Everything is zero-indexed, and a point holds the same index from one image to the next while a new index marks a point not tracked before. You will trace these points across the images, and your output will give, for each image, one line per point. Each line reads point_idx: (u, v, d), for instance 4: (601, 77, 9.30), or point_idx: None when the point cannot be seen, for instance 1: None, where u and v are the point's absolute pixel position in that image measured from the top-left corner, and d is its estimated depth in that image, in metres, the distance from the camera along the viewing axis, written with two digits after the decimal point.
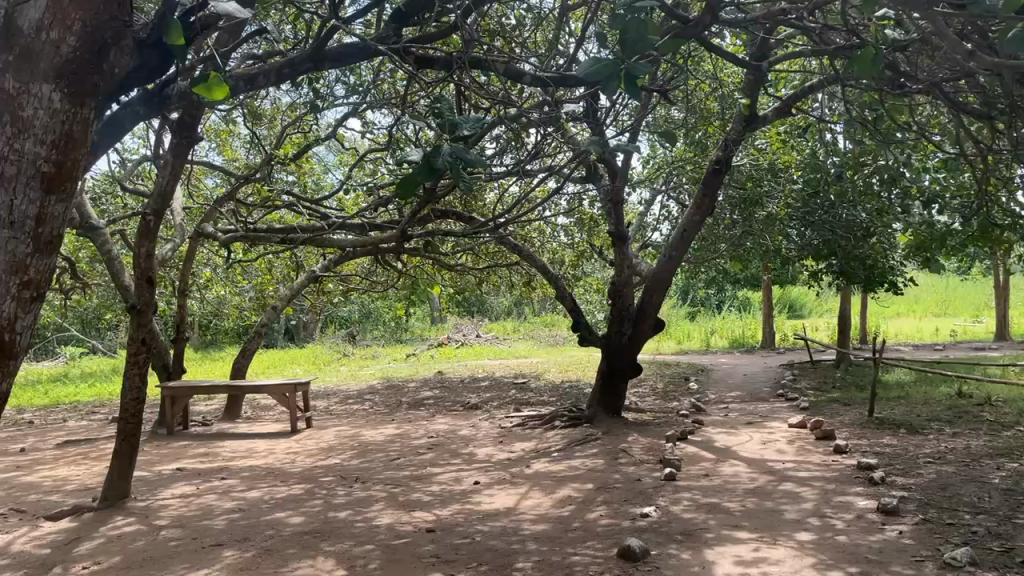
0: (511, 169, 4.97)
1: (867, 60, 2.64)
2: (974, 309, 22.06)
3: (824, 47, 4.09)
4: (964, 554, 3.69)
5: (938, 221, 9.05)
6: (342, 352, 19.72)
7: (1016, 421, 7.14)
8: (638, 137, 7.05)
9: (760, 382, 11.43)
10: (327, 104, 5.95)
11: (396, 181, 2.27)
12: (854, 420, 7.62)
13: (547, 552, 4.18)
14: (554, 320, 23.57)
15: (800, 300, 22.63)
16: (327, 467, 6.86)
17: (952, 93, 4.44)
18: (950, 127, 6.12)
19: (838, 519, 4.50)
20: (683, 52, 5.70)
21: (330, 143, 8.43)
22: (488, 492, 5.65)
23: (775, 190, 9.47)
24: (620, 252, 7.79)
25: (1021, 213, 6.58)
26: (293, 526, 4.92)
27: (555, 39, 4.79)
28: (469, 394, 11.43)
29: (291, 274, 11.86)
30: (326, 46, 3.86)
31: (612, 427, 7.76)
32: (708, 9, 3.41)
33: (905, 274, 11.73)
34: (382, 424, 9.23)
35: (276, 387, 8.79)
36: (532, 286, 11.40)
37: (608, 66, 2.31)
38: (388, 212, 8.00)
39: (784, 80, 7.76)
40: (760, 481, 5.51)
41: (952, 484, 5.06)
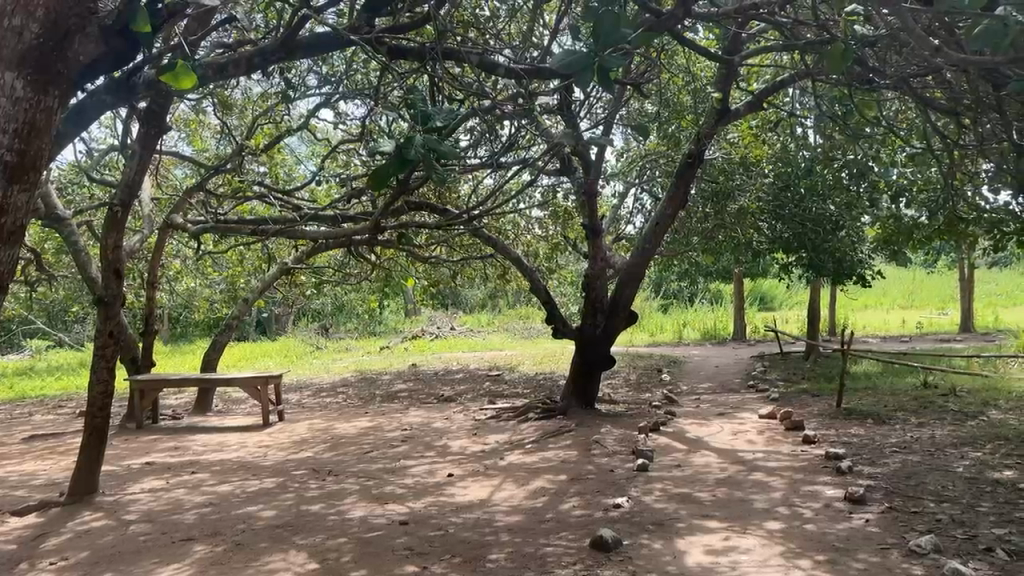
0: (485, 162, 4.96)
1: (837, 56, 2.68)
2: (939, 301, 22.54)
3: (793, 42, 4.13)
4: (928, 541, 3.77)
5: (905, 215, 9.18)
6: (315, 344, 19.58)
7: (979, 411, 7.30)
8: (611, 130, 7.08)
9: (731, 373, 11.57)
10: (300, 94, 5.89)
11: (368, 173, 2.23)
12: (822, 410, 7.74)
13: (520, 543, 4.20)
14: (528, 312, 23.64)
15: (771, 292, 22.94)
16: (299, 461, 6.82)
17: (920, 89, 4.49)
18: (917, 122, 6.22)
19: (806, 508, 4.58)
20: (656, 46, 5.72)
21: (302, 134, 8.34)
22: (462, 484, 5.66)
23: (746, 183, 9.56)
24: (594, 245, 7.82)
25: (986, 207, 6.70)
26: (265, 519, 4.89)
27: (530, 31, 4.77)
28: (443, 386, 11.42)
29: (262, 266, 11.74)
30: (298, 35, 3.81)
31: (585, 419, 7.80)
32: (680, 3, 3.41)
33: (873, 268, 11.89)
34: (355, 417, 9.19)
35: (247, 380, 8.70)
36: (506, 278, 11.41)
37: (582, 59, 2.31)
38: (362, 204, 7.95)
39: (756, 75, 7.82)
40: (730, 471, 5.59)
41: (918, 472, 5.16)
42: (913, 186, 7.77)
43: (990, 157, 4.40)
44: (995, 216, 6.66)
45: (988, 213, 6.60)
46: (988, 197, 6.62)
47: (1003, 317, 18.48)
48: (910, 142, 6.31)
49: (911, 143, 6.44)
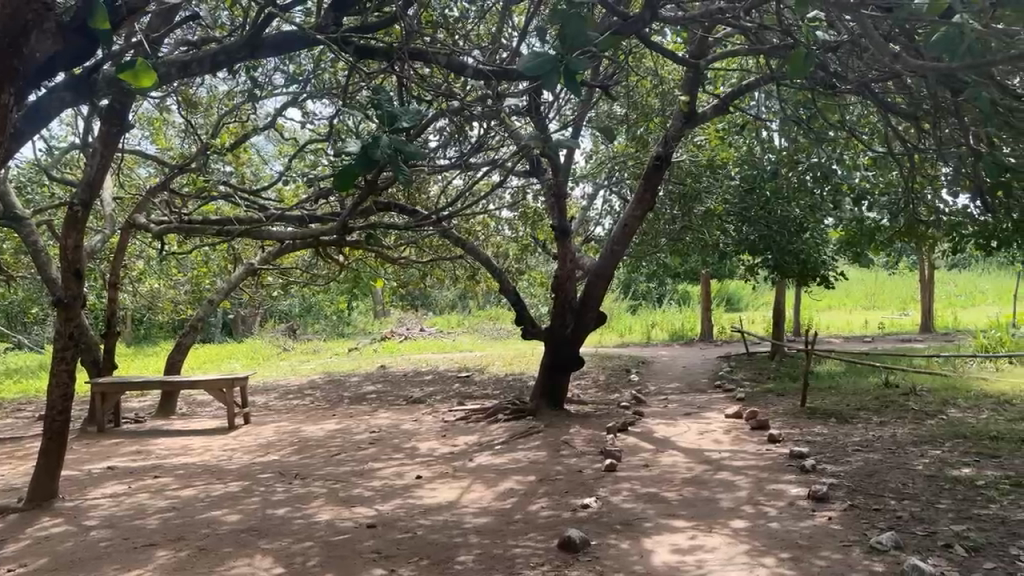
0: (454, 163, 4.95)
1: (799, 61, 2.71)
2: (901, 301, 23.00)
3: (758, 47, 4.18)
4: (889, 538, 3.84)
5: (868, 217, 9.35)
6: (282, 345, 19.36)
7: (938, 410, 7.47)
8: (580, 132, 7.11)
9: (698, 373, 11.69)
10: (266, 93, 5.83)
11: (334, 173, 2.20)
12: (787, 410, 7.85)
13: (488, 545, 4.19)
14: (498, 314, 23.65)
15: (737, 293, 23.20)
16: (265, 464, 6.74)
17: (881, 94, 4.57)
18: (879, 126, 6.33)
19: (771, 506, 4.64)
20: (623, 48, 5.75)
21: (268, 133, 8.25)
22: (430, 486, 5.63)
23: (713, 186, 9.67)
24: (563, 246, 7.85)
25: (945, 210, 6.84)
26: (230, 524, 4.82)
27: (498, 32, 4.76)
28: (411, 388, 11.37)
29: (228, 267, 11.58)
30: (263, 34, 3.77)
31: (554, 419, 7.82)
32: (647, 6, 3.42)
33: (837, 270, 12.09)
34: (323, 419, 9.11)
35: (212, 383, 8.58)
36: (476, 279, 11.40)
37: (548, 62, 2.30)
38: (330, 205, 7.89)
39: (722, 78, 7.92)
40: (697, 470, 5.64)
41: (879, 470, 5.26)
42: (875, 189, 7.91)
43: (949, 162, 4.46)
44: (954, 219, 6.80)
45: (947, 216, 6.74)
46: (947, 201, 6.76)
47: (961, 318, 18.89)
48: (871, 145, 6.42)
49: (873, 146, 6.56)
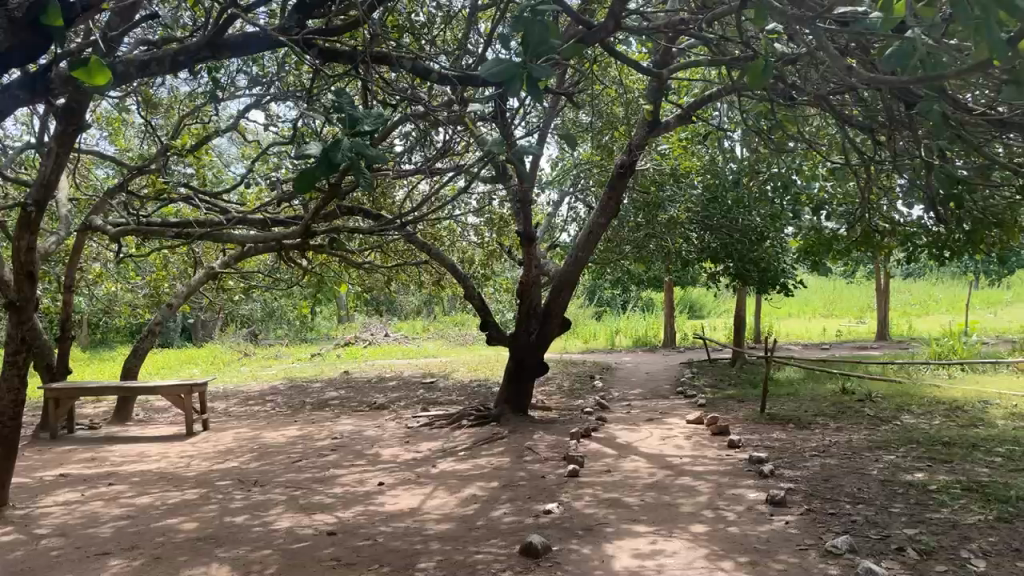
0: (419, 168, 4.94)
1: (757, 73, 2.74)
2: (858, 310, 23.46)
3: (720, 58, 4.23)
4: (844, 542, 3.92)
5: (825, 227, 9.54)
6: (243, 351, 19.08)
7: (893, 416, 7.63)
8: (545, 140, 7.14)
9: (661, 379, 11.79)
10: (229, 95, 5.75)
11: (293, 176, 2.15)
12: (747, 415, 7.96)
13: (449, 551, 4.17)
14: (464, 320, 23.62)
15: (700, 301, 23.50)
16: (224, 471, 6.64)
17: (839, 105, 4.66)
18: (836, 138, 6.47)
19: (730, 511, 4.70)
20: (587, 57, 5.80)
21: (231, 135, 8.13)
22: (392, 492, 5.60)
23: (676, 195, 9.89)
24: (528, 252, 7.88)
25: (902, 220, 7.00)
26: (187, 532, 4.73)
27: (465, 38, 4.74)
28: (375, 394, 11.28)
29: (188, 270, 11.40)
30: (225, 34, 3.72)
31: (518, 425, 7.83)
32: (611, 15, 3.43)
33: (796, 278, 12.28)
34: (284, 426, 8.99)
35: (170, 388, 8.41)
36: (441, 285, 11.38)
37: (511, 68, 2.32)
38: (293, 209, 7.81)
39: (686, 88, 8.03)
40: (658, 475, 5.69)
41: (835, 475, 5.37)
42: (833, 199, 8.07)
43: (903, 173, 4.53)
44: (909, 229, 6.94)
45: (903, 226, 6.88)
46: (902, 211, 6.90)
47: (916, 327, 19.31)
48: (830, 157, 6.56)
49: (831, 157, 6.71)
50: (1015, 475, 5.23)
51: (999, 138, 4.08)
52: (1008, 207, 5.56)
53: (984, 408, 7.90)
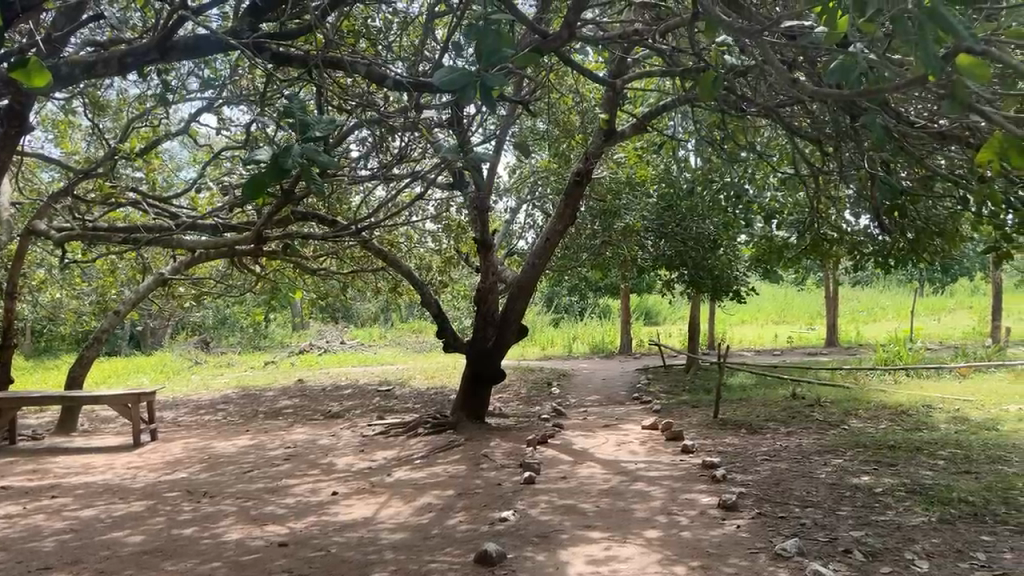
0: (375, 174, 4.89)
1: (707, 85, 2.76)
2: (808, 316, 23.98)
3: (672, 68, 4.29)
4: (793, 545, 3.99)
5: (777, 235, 9.74)
6: (193, 359, 18.67)
7: (841, 420, 7.81)
8: (502, 147, 7.16)
9: (617, 386, 11.90)
10: (180, 98, 5.64)
11: (242, 183, 2.06)
12: (700, 421, 8.07)
13: (404, 561, 4.14)
14: (421, 327, 23.53)
15: (655, 308, 23.80)
16: (173, 482, 6.48)
17: (787, 116, 4.75)
18: (786, 149, 6.63)
19: (683, 515, 4.75)
20: (543, 65, 5.83)
21: (182, 139, 7.96)
22: (346, 502, 5.53)
23: (632, 203, 10.17)
24: (486, 259, 7.89)
25: (851, 229, 7.18)
26: (133, 545, 4.60)
27: (422, 44, 4.71)
28: (329, 402, 11.14)
29: (136, 277, 11.12)
30: (174, 36, 3.64)
31: (475, 433, 7.80)
32: (566, 24, 3.44)
33: (749, 285, 12.49)
34: (236, 435, 8.82)
35: (116, 397, 8.18)
36: (398, 291, 11.32)
37: (462, 76, 2.30)
38: (245, 214, 7.68)
39: (641, 98, 8.14)
40: (613, 481, 5.72)
41: (785, 479, 5.47)
42: (783, 209, 8.24)
43: (850, 184, 4.64)
44: (857, 238, 7.12)
45: (851, 235, 7.05)
46: (850, 220, 7.09)
47: (863, 333, 19.81)
48: (780, 167, 6.70)
49: (781, 168, 6.86)
50: (957, 478, 5.39)
51: (939, 151, 4.22)
52: (949, 217, 5.75)
53: (928, 413, 8.14)
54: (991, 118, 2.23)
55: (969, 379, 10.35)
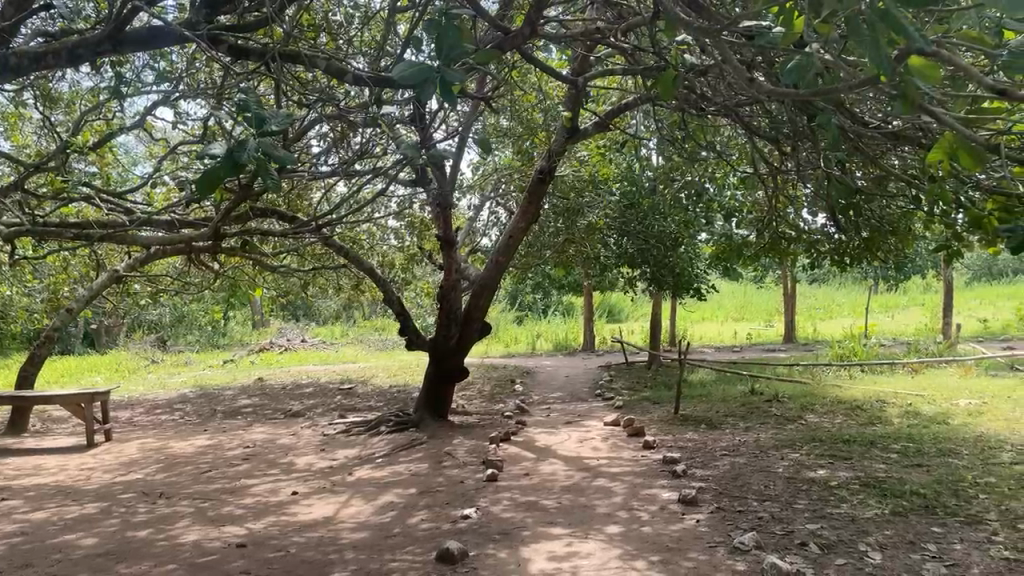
0: (335, 170, 4.83)
1: (666, 84, 2.80)
2: (767, 313, 24.40)
3: (634, 67, 4.31)
4: (750, 538, 4.05)
5: (736, 233, 9.88)
6: (149, 358, 18.29)
7: (798, 415, 7.96)
8: (465, 144, 7.13)
9: (580, 383, 11.96)
10: (134, 91, 5.49)
11: (194, 179, 2.01)
12: (661, 417, 8.14)
13: (364, 560, 4.10)
14: (384, 325, 23.40)
15: (618, 305, 24.00)
16: (127, 484, 6.34)
17: (746, 117, 4.81)
18: (745, 148, 6.72)
19: (644, 511, 4.79)
20: (506, 61, 5.81)
21: (137, 133, 7.77)
22: (306, 502, 5.46)
23: (595, 201, 10.04)
24: (448, 256, 7.85)
25: (808, 228, 7.30)
26: (85, 548, 4.49)
27: (383, 40, 4.66)
28: (290, 401, 11.01)
29: (90, 274, 10.85)
30: (127, 27, 3.55)
31: (437, 431, 7.78)
32: (528, 21, 3.41)
33: (709, 283, 12.64)
34: (193, 435, 8.67)
35: (68, 397, 7.97)
36: (361, 289, 11.23)
37: (422, 72, 2.25)
38: (202, 210, 7.54)
39: (603, 97, 8.18)
40: (575, 478, 5.75)
41: (744, 473, 5.55)
42: (743, 207, 8.35)
43: (806, 183, 4.72)
44: (814, 236, 7.24)
45: (808, 233, 7.18)
46: (807, 219, 7.21)
47: (821, 329, 20.24)
48: (739, 166, 6.80)
49: (740, 167, 6.96)
50: (909, 471, 5.52)
51: (892, 151, 4.31)
52: (902, 216, 5.88)
53: (881, 407, 8.33)
54: (941, 119, 2.28)
55: (921, 374, 10.62)
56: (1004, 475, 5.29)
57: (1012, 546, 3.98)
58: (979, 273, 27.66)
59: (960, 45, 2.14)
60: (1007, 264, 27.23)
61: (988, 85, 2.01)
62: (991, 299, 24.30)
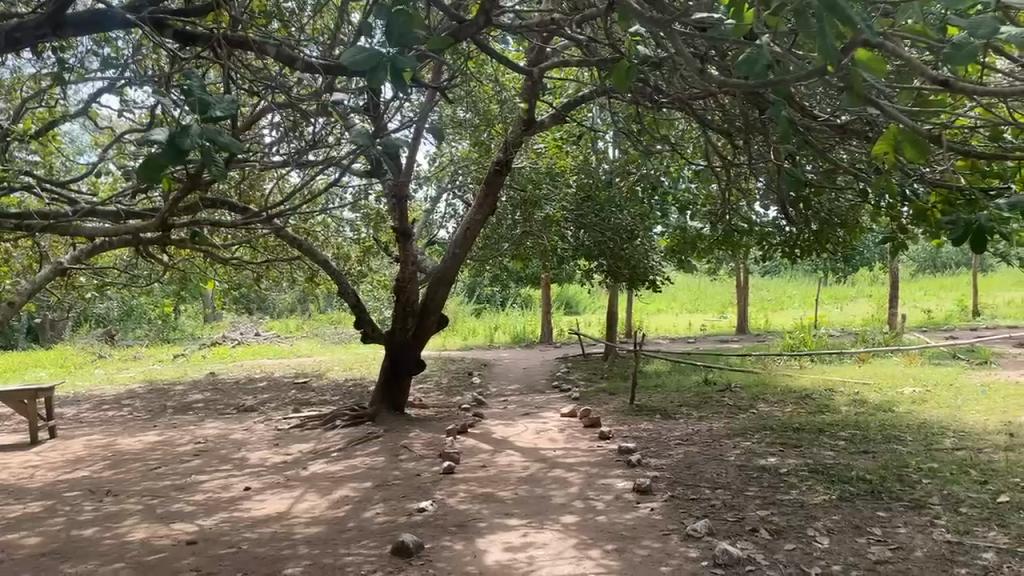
0: (287, 160, 4.73)
1: (620, 76, 2.80)
2: (720, 305, 24.81)
3: (590, 59, 4.29)
4: (703, 525, 4.11)
5: (690, 226, 9.99)
6: (97, 352, 17.82)
7: (749, 404, 8.12)
8: (421, 135, 7.05)
9: (537, 374, 12.01)
10: (78, 78, 5.32)
11: (135, 166, 1.95)
12: (616, 408, 8.21)
13: (318, 555, 4.06)
14: (341, 318, 23.18)
15: (575, 297, 24.17)
16: (73, 482, 6.16)
17: (700, 110, 4.85)
18: (700, 142, 6.81)
19: (599, 500, 4.83)
20: (461, 49, 5.75)
21: (81, 121, 7.53)
22: (259, 497, 5.39)
23: (552, 193, 10.01)
24: (404, 248, 7.78)
25: (760, 220, 7.41)
26: (29, 548, 4.35)
27: (337, 28, 4.56)
28: (243, 395, 10.82)
29: (33, 266, 10.50)
30: (67, 10, 3.42)
31: (394, 424, 7.73)
32: (482, 11, 3.35)
33: (664, 275, 12.78)
34: (142, 431, 8.47)
35: (10, 394, 7.71)
36: (315, 282, 11.09)
37: (370, 58, 2.20)
38: (150, 200, 7.35)
39: (560, 89, 8.19)
40: (532, 469, 5.77)
41: (697, 462, 5.64)
42: (697, 200, 8.46)
43: (758, 176, 4.78)
44: (766, 229, 7.37)
45: (761, 226, 7.29)
46: (760, 212, 7.33)
47: (772, 321, 20.65)
48: (693, 159, 6.87)
49: (695, 160, 7.02)
50: (856, 458, 5.67)
51: (841, 145, 4.39)
52: (851, 209, 6.01)
53: (830, 396, 8.54)
54: (887, 110, 2.32)
55: (867, 364, 10.90)
56: (946, 461, 5.46)
57: (954, 529, 4.11)
58: (923, 265, 28.51)
59: (904, 38, 2.18)
60: (950, 256, 28.13)
61: (933, 78, 2.06)
62: (934, 290, 25.08)
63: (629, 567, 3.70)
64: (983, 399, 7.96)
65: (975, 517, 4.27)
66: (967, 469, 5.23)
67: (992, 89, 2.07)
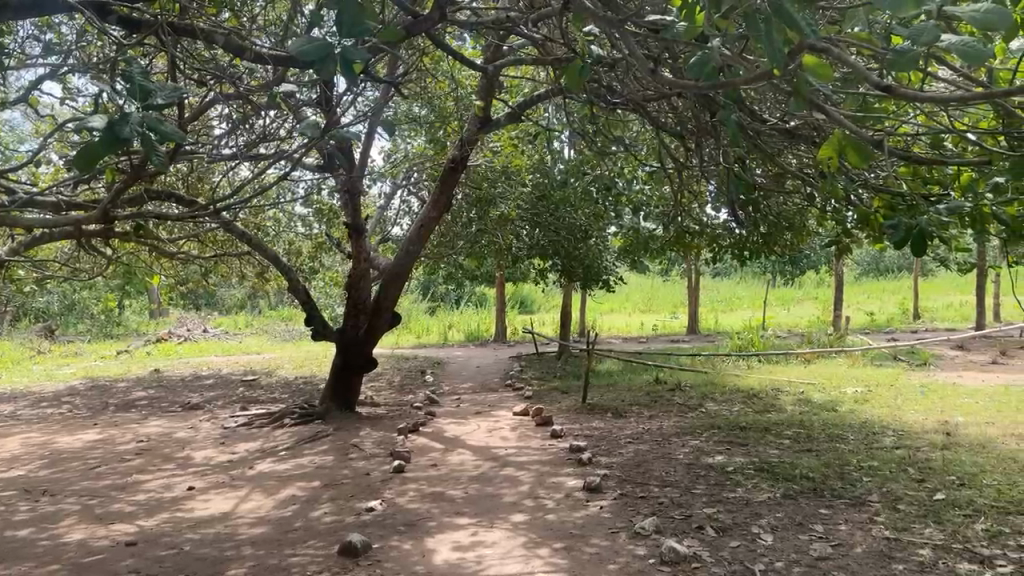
0: (236, 152, 4.61)
1: (573, 74, 2.78)
2: (673, 305, 25.19)
3: (545, 58, 4.27)
4: (650, 523, 4.16)
5: (642, 227, 10.10)
6: (36, 347, 17.20)
7: (699, 403, 8.25)
8: (375, 130, 6.97)
9: (490, 373, 12.02)
10: (17, 63, 5.11)
11: (71, 156, 1.86)
12: (568, 406, 8.26)
13: (262, 556, 3.98)
14: (292, 314, 22.84)
15: (530, 296, 24.26)
16: (6, 481, 5.93)
17: (653, 112, 4.87)
18: (653, 142, 6.88)
19: (549, 498, 4.84)
20: (417, 44, 5.69)
21: (21, 107, 7.24)
22: (203, 497, 5.26)
23: (508, 192, 10.00)
24: (357, 245, 7.68)
25: (710, 221, 7.52)
26: None
27: (289, 21, 4.46)
28: (189, 393, 10.57)
29: None
30: None
31: (344, 423, 7.63)
32: (437, 6, 3.27)
33: (616, 275, 12.90)
34: (81, 430, 8.20)
35: None
36: (266, 278, 10.88)
37: (319, 48, 2.13)
38: (92, 191, 7.10)
39: (516, 88, 8.18)
40: (482, 467, 5.75)
41: (646, 460, 5.69)
42: (650, 201, 8.56)
43: (709, 180, 4.82)
44: (716, 230, 7.48)
45: (711, 227, 7.40)
46: (710, 214, 7.44)
47: (722, 321, 21.05)
48: (647, 159, 6.92)
49: (649, 161, 7.08)
50: (800, 456, 5.80)
51: (789, 148, 4.45)
52: (798, 212, 6.12)
53: (776, 395, 8.74)
54: (832, 115, 2.36)
55: (813, 364, 11.18)
56: (885, 459, 5.61)
57: (891, 526, 4.23)
58: (867, 268, 29.37)
59: (851, 44, 2.21)
60: (892, 260, 29.03)
61: (877, 83, 2.09)
62: (878, 293, 25.88)
63: (576, 565, 3.71)
64: (921, 399, 8.22)
65: (912, 514, 4.40)
66: (905, 467, 5.39)
67: (932, 95, 2.11)
